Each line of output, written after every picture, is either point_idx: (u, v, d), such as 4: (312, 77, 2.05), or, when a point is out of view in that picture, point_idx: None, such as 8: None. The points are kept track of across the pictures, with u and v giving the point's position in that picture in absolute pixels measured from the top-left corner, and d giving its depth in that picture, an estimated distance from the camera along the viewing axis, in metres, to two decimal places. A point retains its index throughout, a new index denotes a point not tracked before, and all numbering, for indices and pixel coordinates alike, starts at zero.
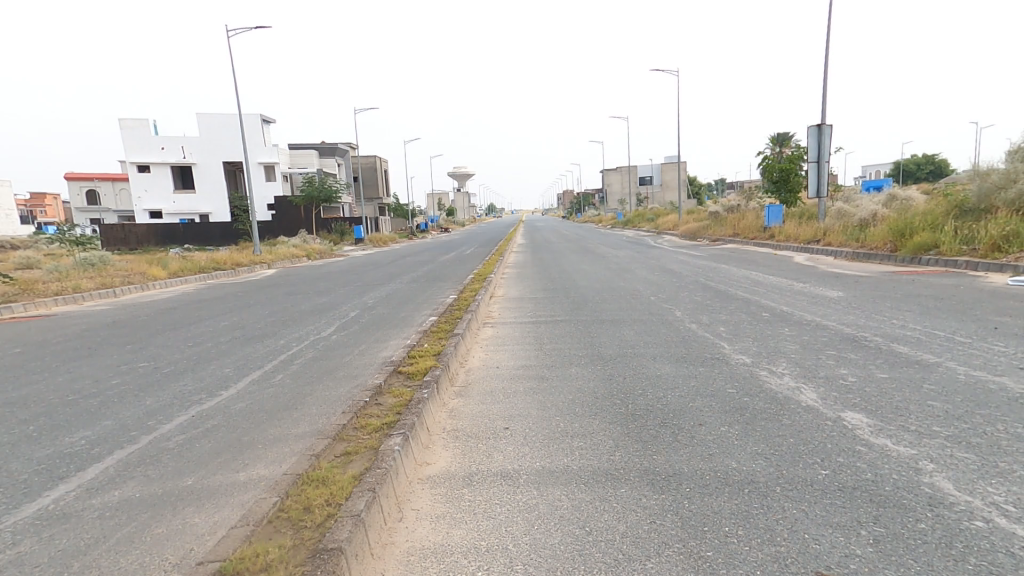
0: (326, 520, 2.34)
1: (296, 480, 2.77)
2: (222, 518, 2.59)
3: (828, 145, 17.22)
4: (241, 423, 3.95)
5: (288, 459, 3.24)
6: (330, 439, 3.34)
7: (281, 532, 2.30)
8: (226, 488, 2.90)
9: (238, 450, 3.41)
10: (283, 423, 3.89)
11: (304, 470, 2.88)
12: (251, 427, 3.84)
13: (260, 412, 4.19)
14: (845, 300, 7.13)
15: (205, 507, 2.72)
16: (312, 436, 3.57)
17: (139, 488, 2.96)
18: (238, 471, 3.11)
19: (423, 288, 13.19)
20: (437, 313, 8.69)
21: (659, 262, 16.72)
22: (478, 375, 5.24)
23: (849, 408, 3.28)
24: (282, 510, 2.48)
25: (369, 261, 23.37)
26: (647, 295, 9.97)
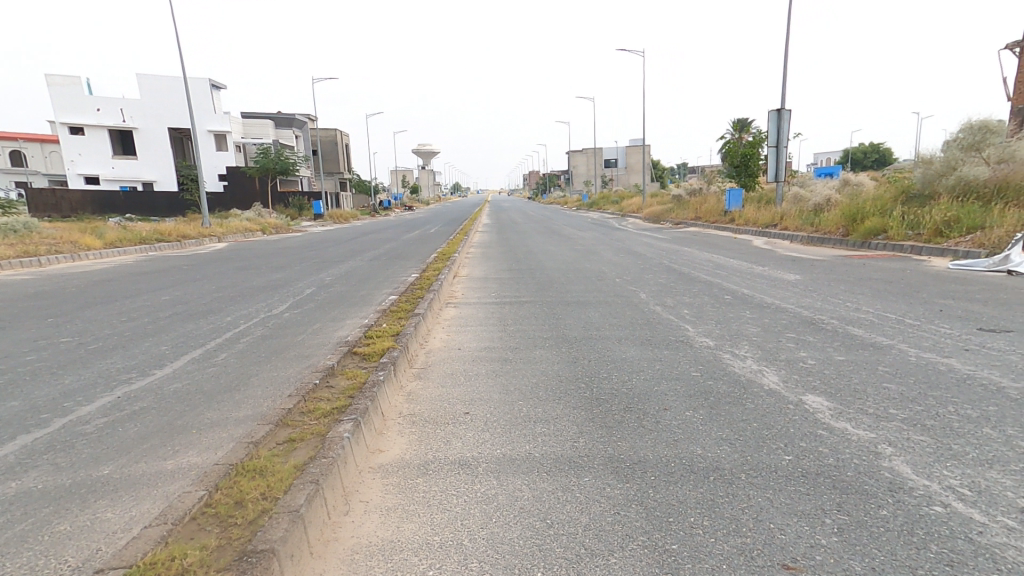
0: (259, 516, 2.14)
1: (230, 470, 2.55)
2: (142, 515, 2.34)
3: (787, 130, 17.58)
4: (176, 405, 3.66)
5: (224, 445, 3.00)
6: (273, 424, 3.11)
7: (205, 531, 2.09)
8: (152, 478, 2.65)
9: (168, 435, 3.14)
10: (222, 406, 3.62)
11: (240, 459, 2.66)
12: (185, 410, 3.56)
13: (197, 394, 3.89)
14: (802, 283, 7.32)
15: (123, 499, 2.47)
16: (254, 421, 3.33)
17: (47, 478, 2.68)
18: (165, 459, 2.86)
19: (384, 266, 12.81)
20: (397, 292, 8.41)
21: (624, 244, 16.86)
22: (438, 357, 5.06)
23: (810, 392, 3.31)
24: (210, 505, 2.26)
25: (328, 237, 22.56)
26: (613, 277, 9.99)
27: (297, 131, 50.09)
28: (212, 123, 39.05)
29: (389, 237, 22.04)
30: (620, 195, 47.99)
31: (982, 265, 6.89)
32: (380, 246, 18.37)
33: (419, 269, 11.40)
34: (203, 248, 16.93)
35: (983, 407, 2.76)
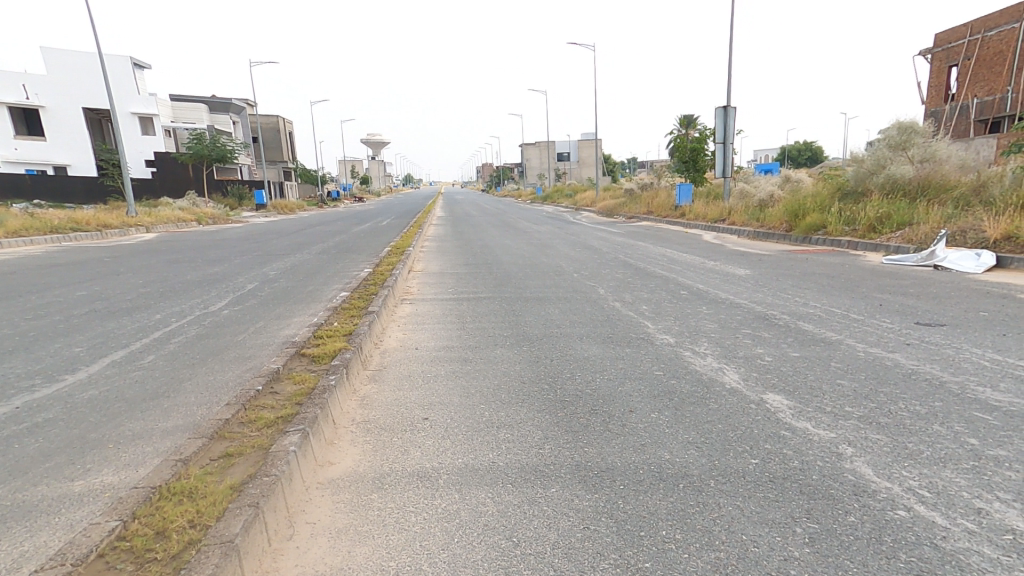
0: (184, 549, 1.88)
1: (151, 490, 2.25)
2: (42, 550, 2.01)
3: (732, 127, 18.17)
4: (91, 416, 3.26)
5: (148, 461, 2.67)
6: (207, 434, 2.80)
7: (117, 569, 1.80)
8: (55, 504, 2.31)
9: (80, 452, 2.78)
10: (148, 416, 3.25)
11: (165, 477, 2.36)
12: (102, 422, 3.17)
13: (117, 403, 3.49)
14: (752, 278, 7.57)
15: (15, 532, 2.13)
16: (185, 433, 3.00)
17: None
18: (73, 480, 2.50)
19: (334, 260, 12.27)
20: (349, 288, 8.02)
21: (579, 238, 16.99)
22: (394, 358, 4.82)
23: (770, 390, 3.36)
24: (126, 535, 1.97)
25: (272, 229, 21.44)
26: (570, 272, 10.00)
27: (235, 117, 47.25)
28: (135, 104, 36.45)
29: (339, 229, 21.22)
30: (572, 188, 48.50)
31: (912, 260, 7.20)
32: (330, 238, 17.63)
33: (371, 264, 10.99)
34: (128, 239, 15.64)
35: (932, 402, 2.84)
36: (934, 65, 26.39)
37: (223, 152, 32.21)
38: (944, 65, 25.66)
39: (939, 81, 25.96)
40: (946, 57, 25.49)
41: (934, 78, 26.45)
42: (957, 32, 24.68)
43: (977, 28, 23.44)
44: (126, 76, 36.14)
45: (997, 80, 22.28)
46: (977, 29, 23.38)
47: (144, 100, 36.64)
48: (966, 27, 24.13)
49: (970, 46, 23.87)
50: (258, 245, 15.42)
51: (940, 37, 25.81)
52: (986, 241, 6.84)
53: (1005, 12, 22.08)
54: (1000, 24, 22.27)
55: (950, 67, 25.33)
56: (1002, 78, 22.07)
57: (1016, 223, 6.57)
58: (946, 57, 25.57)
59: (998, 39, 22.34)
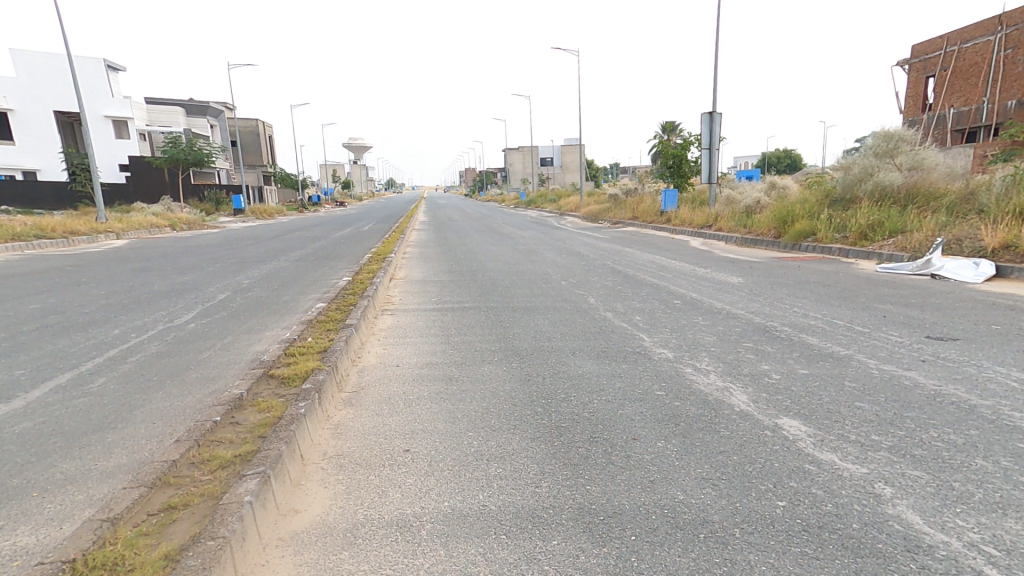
0: None
1: (69, 562, 1.85)
2: None
3: (718, 133, 18.15)
4: (17, 458, 2.83)
5: (76, 516, 2.26)
6: (149, 481, 2.40)
7: None
8: None
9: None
10: (85, 455, 2.83)
11: (90, 543, 1.96)
12: (29, 464, 2.74)
13: (52, 437, 3.06)
14: (746, 287, 7.38)
15: None
16: (125, 477, 2.58)
17: None
18: None
19: (312, 267, 11.80)
20: (328, 298, 7.60)
21: (565, 243, 16.73)
22: (374, 377, 4.44)
23: (784, 414, 3.08)
24: None
25: (248, 235, 20.78)
26: (558, 280, 9.71)
27: (212, 121, 46.09)
28: (106, 106, 35.33)
29: (319, 235, 20.65)
30: (556, 193, 48.48)
31: (907, 269, 7.14)
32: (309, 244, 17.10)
33: (351, 271, 10.55)
34: (94, 246, 14.90)
35: (966, 431, 2.58)
36: (911, 76, 26.96)
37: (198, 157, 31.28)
38: (921, 76, 26.22)
39: (916, 91, 26.50)
40: (923, 68, 26.04)
41: (911, 88, 27.02)
42: (934, 44, 25.23)
43: (954, 40, 23.98)
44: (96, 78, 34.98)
45: (973, 91, 22.81)
46: (953, 42, 23.93)
47: (115, 102, 35.56)
48: (942, 39, 24.68)
49: (947, 58, 24.41)
50: (234, 251, 14.82)
51: (917, 48, 26.36)
52: (983, 250, 6.74)
53: (980, 25, 22.63)
54: (975, 36, 22.81)
55: (927, 77, 25.90)
56: (978, 90, 22.62)
57: (1015, 232, 6.48)
58: (922, 68, 26.12)
59: (974, 51, 22.88)
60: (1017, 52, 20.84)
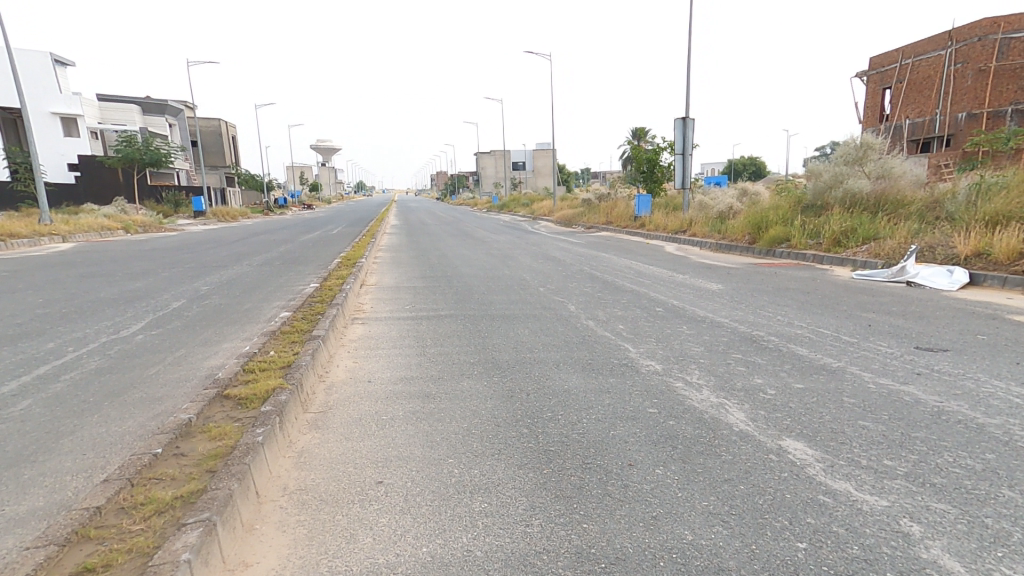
0: None
1: None
2: None
3: (691, 139, 18.34)
4: None
5: None
6: (67, 536, 2.00)
7: None
8: None
9: None
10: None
11: None
12: None
13: None
14: (726, 295, 7.33)
15: None
16: (39, 527, 2.17)
17: None
18: None
19: (277, 272, 11.25)
20: (294, 306, 7.14)
21: (541, 248, 16.55)
22: (345, 394, 4.08)
23: (787, 434, 2.89)
24: None
25: (209, 238, 19.83)
26: (536, 286, 9.48)
27: (170, 120, 44.21)
28: (55, 104, 33.56)
29: (285, 238, 19.88)
30: (529, 197, 48.47)
31: (882, 275, 7.21)
32: (275, 248, 16.39)
33: (319, 277, 10.08)
34: (37, 250, 13.88)
35: (982, 456, 2.43)
36: (869, 87, 27.99)
37: (155, 157, 29.83)
38: (878, 87, 27.27)
39: (874, 102, 27.54)
40: (880, 80, 27.07)
41: (869, 99, 28.07)
42: (889, 57, 26.26)
43: (907, 54, 25.01)
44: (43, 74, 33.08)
45: (926, 103, 23.83)
46: (907, 55, 24.96)
47: (63, 98, 33.82)
48: (897, 53, 25.72)
49: (902, 71, 25.45)
50: (192, 256, 14.04)
51: (874, 60, 27.40)
52: (956, 257, 6.87)
53: (931, 40, 23.66)
54: (927, 51, 23.84)
55: (883, 89, 26.93)
56: (930, 102, 23.63)
57: (986, 241, 6.63)
58: (879, 80, 27.15)
59: (926, 65, 23.89)
60: (966, 66, 21.86)
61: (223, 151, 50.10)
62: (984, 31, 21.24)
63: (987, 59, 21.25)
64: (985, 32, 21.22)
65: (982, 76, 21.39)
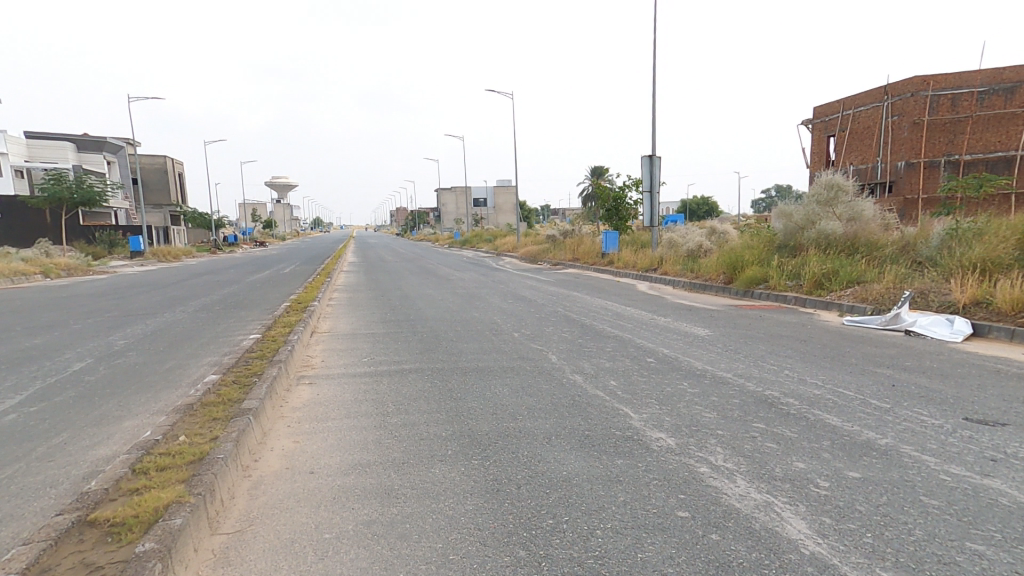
0: None
1: None
2: None
3: (658, 176, 18.38)
4: None
5: None
6: None
7: None
8: None
9: None
10: None
11: None
12: None
13: None
14: (717, 345, 6.84)
15: None
16: None
17: None
18: None
19: (215, 320, 10.02)
20: (227, 364, 6.05)
21: (508, 287, 15.89)
22: (280, 493, 3.13)
23: (879, 563, 2.16)
24: None
25: (142, 280, 18.14)
26: (510, 331, 8.71)
27: (110, 155, 41.99)
28: None
29: (231, 279, 18.45)
30: (491, 232, 48.30)
31: (876, 323, 7.03)
32: (217, 290, 15.04)
33: (263, 325, 8.97)
34: None
35: None
36: (814, 134, 29.58)
37: (89, 194, 27.75)
38: (823, 135, 28.83)
39: (820, 148, 29.04)
40: (824, 128, 28.64)
41: (815, 145, 29.62)
42: (832, 107, 27.90)
43: (848, 105, 26.60)
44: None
45: (868, 151, 25.22)
46: (849, 106, 26.54)
47: None
48: (839, 103, 27.36)
49: (844, 120, 27.00)
50: (119, 301, 12.57)
51: (818, 110, 29.04)
52: (954, 305, 6.67)
53: (869, 94, 25.28)
54: (866, 103, 25.42)
55: (828, 136, 28.49)
56: (872, 150, 25.04)
57: (985, 289, 6.44)
58: (823, 127, 28.75)
59: (866, 115, 25.40)
60: (902, 119, 23.34)
61: (170, 185, 47.70)
62: (915, 88, 22.81)
63: (920, 113, 22.80)
64: (916, 89, 22.79)
65: (917, 128, 22.91)
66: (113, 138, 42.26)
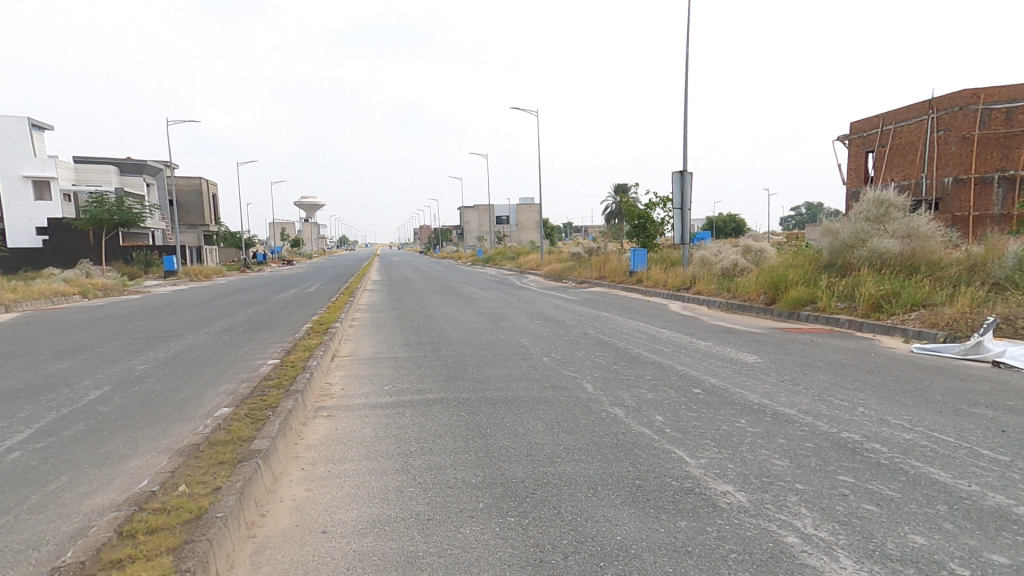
0: None
1: None
2: None
3: (690, 192, 17.79)
4: None
5: None
6: None
7: None
8: None
9: None
10: None
11: None
12: None
13: None
14: (770, 373, 6.24)
15: None
16: None
17: None
18: None
19: (237, 342, 9.85)
20: (241, 395, 5.71)
21: (534, 306, 15.46)
22: (287, 561, 2.71)
23: None
24: None
25: (171, 300, 18.35)
26: (540, 355, 8.24)
27: (149, 179, 43.54)
28: (27, 168, 33.00)
29: (257, 298, 18.50)
30: (515, 251, 48.05)
31: (953, 351, 6.47)
32: (243, 310, 15.03)
33: (284, 348, 8.71)
34: None
35: None
36: (851, 150, 28.54)
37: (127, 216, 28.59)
38: (861, 151, 27.77)
39: (857, 164, 27.95)
40: (862, 143, 27.59)
41: (853, 161, 28.54)
42: (871, 122, 26.88)
43: (889, 120, 25.58)
44: (16, 137, 32.85)
45: (912, 167, 24.08)
46: (889, 121, 25.53)
47: (38, 164, 33.35)
48: (879, 118, 26.34)
49: (884, 136, 25.95)
50: (146, 322, 12.58)
51: (855, 125, 28.04)
52: None
53: (912, 108, 24.28)
54: (909, 117, 24.40)
55: (867, 152, 27.42)
56: (916, 166, 23.86)
57: None
58: (861, 143, 27.71)
59: (909, 130, 24.34)
60: (949, 133, 22.22)
61: (204, 207, 49.15)
62: (965, 101, 21.76)
63: (969, 127, 21.69)
64: (966, 102, 21.73)
65: (966, 143, 21.79)
66: (152, 163, 43.94)
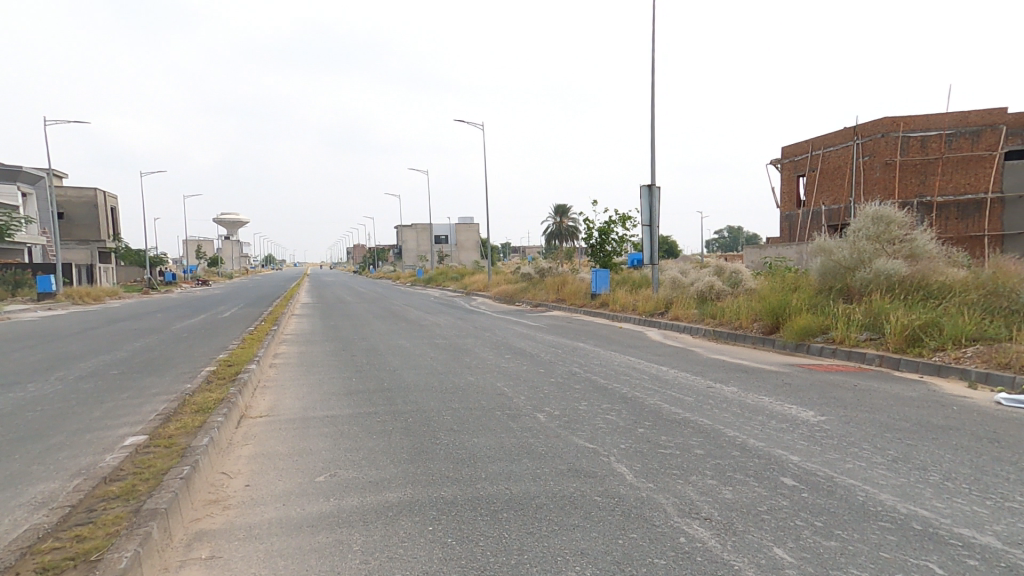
0: None
1: None
2: None
3: (658, 208, 16.66)
4: None
5: None
6: None
7: None
8: None
9: None
10: None
11: None
12: None
13: None
14: (861, 443, 4.59)
15: None
16: None
17: None
18: None
19: (95, 397, 6.96)
20: (36, 535, 3.16)
21: (494, 334, 13.39)
22: None
23: None
24: None
25: (34, 330, 14.48)
26: (528, 411, 6.22)
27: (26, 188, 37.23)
28: None
29: (150, 326, 15.06)
30: (458, 271, 45.81)
31: None
32: (125, 343, 11.78)
33: (161, 410, 6.03)
34: None
35: None
36: (783, 174, 29.10)
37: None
38: (793, 174, 28.38)
39: (790, 188, 28.54)
40: (794, 168, 28.20)
41: (784, 184, 29.10)
42: (800, 147, 27.56)
43: (818, 145, 26.25)
44: None
45: (842, 192, 24.68)
46: (818, 147, 26.17)
47: None
48: (807, 143, 27.00)
49: (814, 160, 26.58)
50: None
51: (786, 150, 28.65)
52: None
53: (839, 134, 24.96)
54: (836, 143, 25.05)
55: (798, 176, 28.07)
56: (845, 190, 24.54)
57: None
58: (792, 167, 28.32)
59: (837, 156, 25.05)
60: (873, 159, 22.90)
61: (102, 221, 43.01)
62: (886, 129, 22.40)
63: (892, 154, 22.45)
64: (887, 129, 22.40)
65: (889, 168, 22.49)
66: (33, 170, 37.65)
